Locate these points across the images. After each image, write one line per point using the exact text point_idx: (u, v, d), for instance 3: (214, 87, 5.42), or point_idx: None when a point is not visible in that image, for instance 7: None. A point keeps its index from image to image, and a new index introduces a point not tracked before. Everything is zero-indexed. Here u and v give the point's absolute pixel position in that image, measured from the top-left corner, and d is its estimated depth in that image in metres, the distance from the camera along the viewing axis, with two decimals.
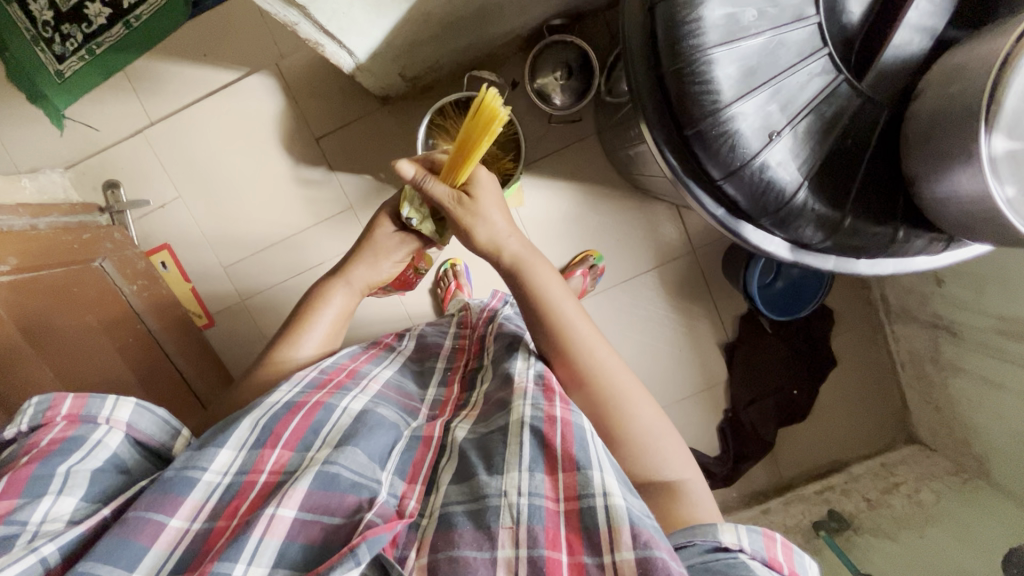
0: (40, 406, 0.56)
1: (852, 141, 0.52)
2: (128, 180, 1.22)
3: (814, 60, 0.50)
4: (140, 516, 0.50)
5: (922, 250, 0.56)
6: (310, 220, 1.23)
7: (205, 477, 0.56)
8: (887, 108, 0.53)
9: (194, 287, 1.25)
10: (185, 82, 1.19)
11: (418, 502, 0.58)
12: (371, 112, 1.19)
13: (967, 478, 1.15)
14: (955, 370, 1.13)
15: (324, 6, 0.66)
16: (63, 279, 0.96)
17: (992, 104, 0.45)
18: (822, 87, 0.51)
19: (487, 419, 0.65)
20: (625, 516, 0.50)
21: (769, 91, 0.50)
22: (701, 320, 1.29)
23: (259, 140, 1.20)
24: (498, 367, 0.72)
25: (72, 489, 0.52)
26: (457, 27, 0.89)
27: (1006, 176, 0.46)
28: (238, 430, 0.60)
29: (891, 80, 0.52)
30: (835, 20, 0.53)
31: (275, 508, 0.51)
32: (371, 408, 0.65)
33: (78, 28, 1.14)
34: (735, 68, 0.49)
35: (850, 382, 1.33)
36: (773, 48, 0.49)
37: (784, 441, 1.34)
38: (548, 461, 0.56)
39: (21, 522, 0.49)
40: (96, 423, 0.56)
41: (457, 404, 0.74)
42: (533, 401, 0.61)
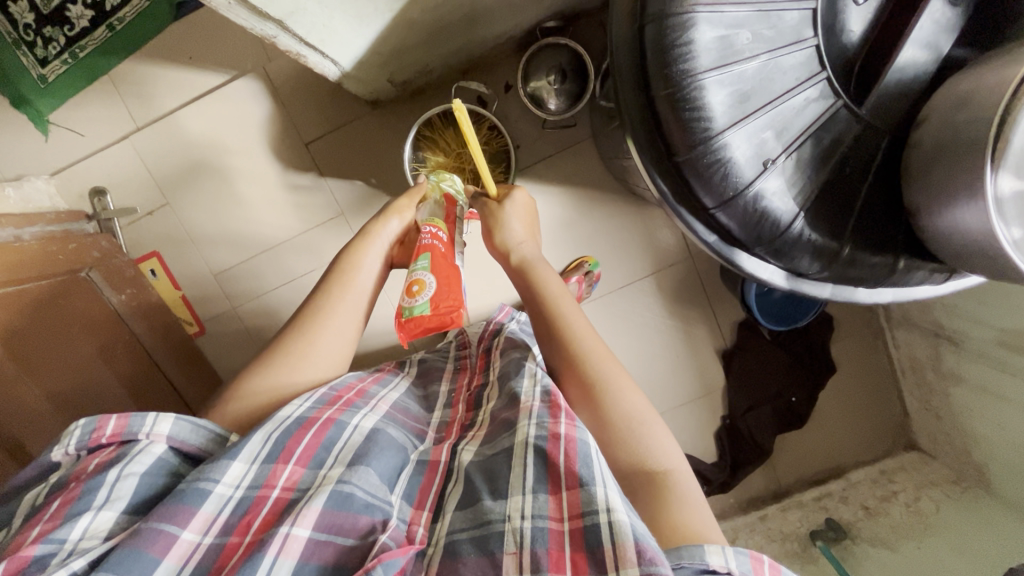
0: (86, 429, 0.54)
1: (851, 170, 0.50)
2: (115, 187, 1.20)
3: (811, 85, 0.48)
4: (155, 527, 0.48)
5: (924, 281, 0.54)
6: (300, 226, 1.21)
7: (217, 489, 0.53)
8: (888, 135, 0.50)
9: (184, 296, 1.23)
10: (170, 86, 1.16)
11: (425, 530, 0.56)
12: (361, 116, 1.16)
13: (967, 487, 1.14)
14: (955, 379, 1.12)
15: (303, 19, 0.62)
16: (49, 290, 0.94)
17: (998, 141, 0.43)
18: (819, 112, 0.48)
19: (491, 441, 0.63)
20: (630, 532, 0.47)
21: (764, 117, 0.47)
22: (699, 326, 1.27)
23: (247, 146, 1.18)
24: (504, 388, 0.70)
25: (113, 503, 0.50)
26: (445, 32, 0.86)
27: (1011, 218, 0.44)
28: (250, 443, 0.57)
29: (891, 104, 0.50)
30: (835, 40, 0.50)
31: (290, 527, 0.50)
32: (381, 427, 0.64)
33: (61, 31, 1.11)
34: (727, 94, 0.46)
35: (849, 388, 1.31)
36: (767, 72, 0.47)
37: (781, 447, 1.33)
38: (552, 481, 0.54)
39: (60, 540, 0.46)
40: (138, 439, 0.54)
41: (463, 425, 0.72)
42: (537, 421, 0.59)
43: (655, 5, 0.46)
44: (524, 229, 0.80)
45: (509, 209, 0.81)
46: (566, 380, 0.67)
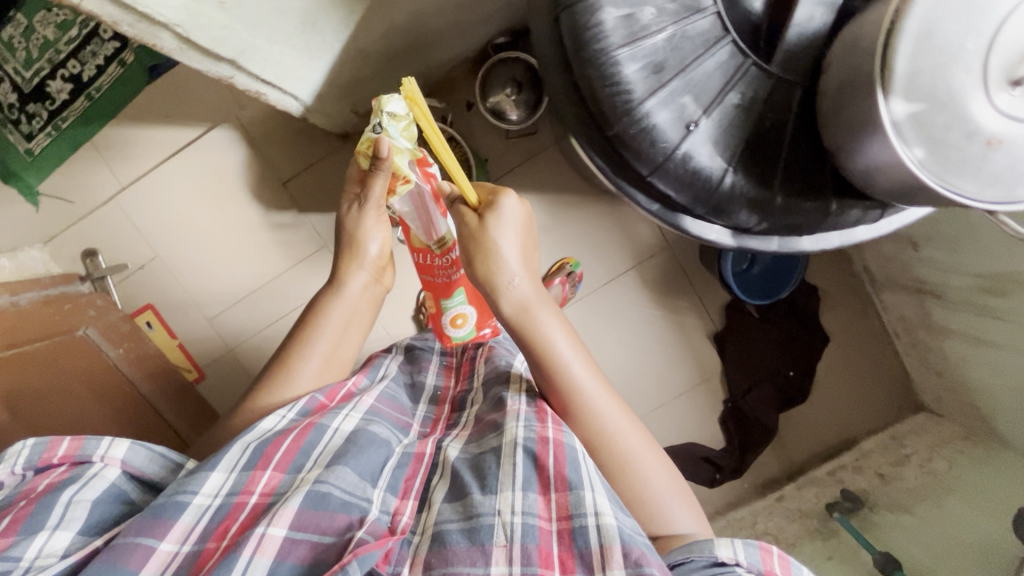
0: (35, 449, 0.54)
1: (771, 123, 0.52)
2: (106, 247, 1.24)
3: (719, 48, 0.51)
4: (128, 541, 0.49)
5: (859, 220, 0.56)
6: (286, 262, 1.24)
7: (195, 500, 0.54)
8: (802, 85, 0.53)
9: (181, 343, 1.26)
10: (150, 144, 1.22)
11: (410, 519, 0.58)
12: (334, 150, 1.21)
13: (978, 441, 1.12)
14: (947, 333, 1.11)
15: (256, 56, 0.66)
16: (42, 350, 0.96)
17: (885, 70, 0.46)
18: (731, 73, 0.51)
19: (479, 439, 0.64)
20: (617, 535, 0.51)
21: (680, 83, 0.50)
22: (687, 313, 1.29)
23: (229, 192, 1.22)
24: (491, 392, 0.73)
25: (69, 523, 0.50)
26: (398, 59, 0.91)
27: (911, 137, 0.46)
28: (228, 453, 0.58)
29: (800, 56, 0.52)
30: (737, 8, 0.54)
31: (265, 527, 0.51)
32: (362, 426, 0.64)
33: (42, 106, 1.17)
34: (642, 66, 0.49)
35: (847, 357, 1.31)
36: (677, 42, 0.50)
37: (787, 425, 1.32)
38: (541, 482, 0.56)
39: (15, 559, 0.47)
40: (92, 462, 0.54)
41: (447, 423, 0.75)
42: (525, 423, 0.61)
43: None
44: (517, 252, 0.67)
45: (496, 226, 0.67)
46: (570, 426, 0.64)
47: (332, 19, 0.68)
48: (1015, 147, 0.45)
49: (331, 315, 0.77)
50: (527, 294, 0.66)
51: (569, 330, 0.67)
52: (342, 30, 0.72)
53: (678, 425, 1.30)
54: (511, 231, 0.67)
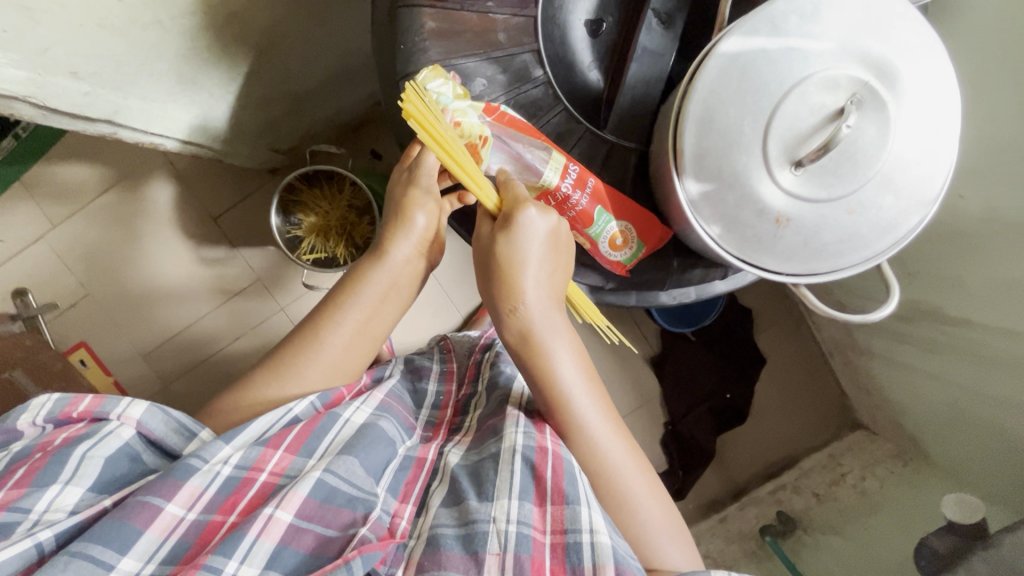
0: (58, 404, 0.57)
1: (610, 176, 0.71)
2: (36, 286, 1.23)
3: (554, 115, 0.69)
4: (140, 499, 0.51)
5: (704, 278, 0.71)
6: (221, 296, 1.24)
7: (206, 467, 0.56)
8: (638, 149, 0.71)
9: (117, 380, 1.25)
10: (79, 182, 1.21)
11: (408, 523, 0.61)
12: (264, 185, 1.21)
13: (908, 460, 1.14)
14: (870, 355, 1.13)
15: (135, 114, 0.66)
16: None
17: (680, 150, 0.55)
18: (566, 133, 0.69)
19: (479, 445, 0.68)
20: (610, 554, 0.54)
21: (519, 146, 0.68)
22: (624, 338, 1.29)
23: (162, 228, 1.22)
24: (493, 395, 0.78)
25: (80, 479, 0.52)
26: (305, 103, 0.91)
27: (707, 214, 0.55)
28: (247, 429, 0.61)
29: (632, 120, 0.70)
30: (581, 82, 0.74)
31: (273, 509, 0.54)
32: (373, 421, 0.67)
33: None
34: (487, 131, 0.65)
35: (784, 377, 1.32)
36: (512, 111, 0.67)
37: (727, 448, 1.32)
38: (538, 494, 0.60)
39: (25, 510, 0.50)
40: (108, 420, 0.56)
41: (449, 428, 0.79)
42: (525, 430, 0.65)
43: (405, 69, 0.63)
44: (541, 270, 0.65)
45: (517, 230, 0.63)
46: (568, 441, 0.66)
47: (212, 75, 0.69)
48: (803, 223, 0.53)
49: (367, 290, 0.73)
50: (535, 304, 0.65)
51: (576, 349, 0.68)
52: (229, 83, 0.73)
53: None
54: (534, 245, 0.64)
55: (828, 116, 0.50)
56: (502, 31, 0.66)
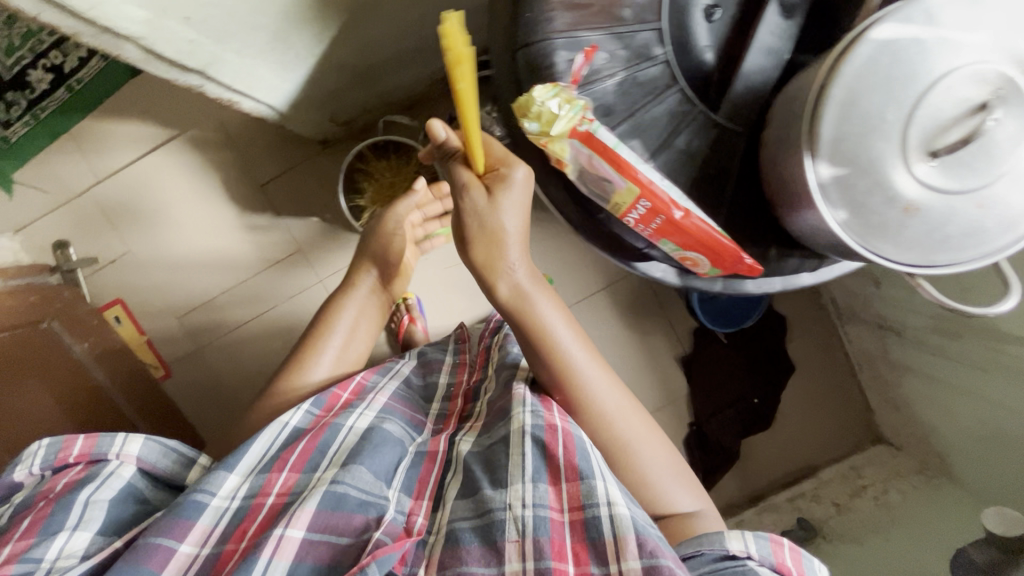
0: (51, 450, 0.64)
1: (715, 167, 0.72)
2: (77, 239, 1.23)
3: (670, 97, 0.71)
4: (151, 542, 0.56)
5: (800, 267, 0.73)
6: (259, 264, 1.24)
7: (213, 502, 0.62)
8: (743, 136, 0.72)
9: (150, 340, 1.25)
10: (127, 139, 1.21)
11: (424, 519, 0.66)
12: (312, 155, 1.21)
13: (931, 476, 1.15)
14: (903, 369, 1.14)
15: (225, 68, 0.66)
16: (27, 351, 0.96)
17: (814, 134, 0.59)
18: (673, 117, 0.71)
19: (488, 431, 0.74)
20: (630, 526, 0.57)
21: (629, 126, 0.69)
22: (656, 335, 1.30)
23: (208, 192, 1.22)
24: (501, 379, 0.83)
25: (87, 524, 0.59)
26: (375, 74, 0.91)
27: (836, 201, 0.59)
28: (244, 457, 0.67)
29: (744, 108, 0.71)
30: (691, 60, 0.72)
31: (284, 529, 0.58)
32: (379, 424, 0.74)
33: (23, 94, 1.17)
34: (601, 109, 0.67)
35: (811, 386, 1.33)
36: (629, 89, 0.69)
37: (749, 452, 1.33)
38: (551, 473, 0.64)
39: (36, 560, 0.55)
40: (107, 459, 0.64)
41: (459, 417, 0.85)
42: (532, 411, 0.69)
43: (524, 38, 0.64)
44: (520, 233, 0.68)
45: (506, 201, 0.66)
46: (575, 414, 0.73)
47: (304, 35, 0.69)
48: (930, 215, 0.56)
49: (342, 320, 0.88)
50: (522, 282, 0.70)
51: (567, 317, 0.73)
52: (316, 46, 0.73)
53: None
54: (521, 214, 0.67)
55: (972, 108, 0.53)
56: (628, 7, 0.67)
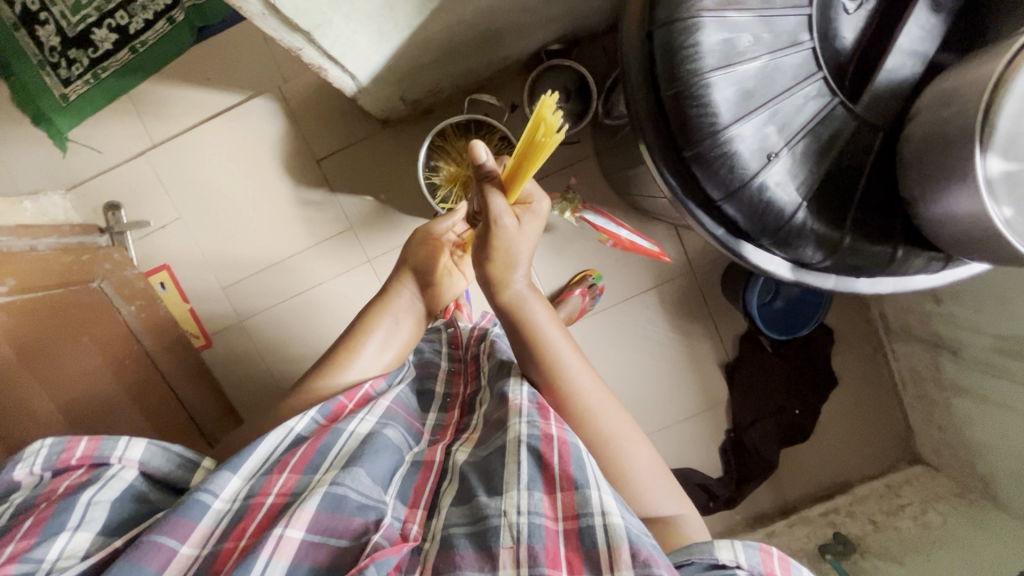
0: (53, 449, 0.56)
1: (848, 164, 0.51)
2: (128, 202, 1.22)
3: (809, 83, 0.50)
4: (153, 540, 0.50)
5: (922, 269, 0.56)
6: (308, 240, 1.23)
7: (216, 504, 0.55)
8: (881, 131, 0.53)
9: (192, 308, 1.25)
10: (186, 105, 1.21)
11: (420, 527, 0.57)
12: (372, 134, 1.20)
13: (972, 498, 1.14)
14: (956, 389, 1.13)
15: (329, 32, 0.65)
16: (77, 309, 0.97)
17: (986, 125, 0.46)
18: (818, 109, 0.50)
19: (486, 441, 0.64)
20: (624, 535, 0.51)
21: (767, 113, 0.49)
22: (701, 339, 1.29)
23: (263, 164, 1.22)
24: (495, 386, 0.71)
25: (88, 524, 0.52)
26: (456, 53, 0.91)
27: (1002, 196, 0.47)
28: (247, 456, 0.59)
29: (882, 104, 0.53)
30: (829, 44, 0.54)
31: (283, 528, 0.51)
32: (378, 429, 0.63)
33: (85, 53, 1.16)
34: (733, 91, 0.48)
35: (853, 401, 1.31)
36: (768, 72, 0.49)
37: (785, 463, 1.32)
38: (546, 481, 0.56)
39: (37, 560, 0.48)
40: (109, 463, 0.56)
41: (458, 428, 0.72)
42: (527, 420, 0.61)
43: (664, 9, 0.48)
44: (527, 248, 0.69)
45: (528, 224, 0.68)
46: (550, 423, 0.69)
47: (409, 5, 0.68)
48: None
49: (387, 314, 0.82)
50: (524, 290, 0.71)
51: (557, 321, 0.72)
52: (415, 17, 0.72)
53: (679, 449, 1.30)
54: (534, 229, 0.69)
55: None
56: None
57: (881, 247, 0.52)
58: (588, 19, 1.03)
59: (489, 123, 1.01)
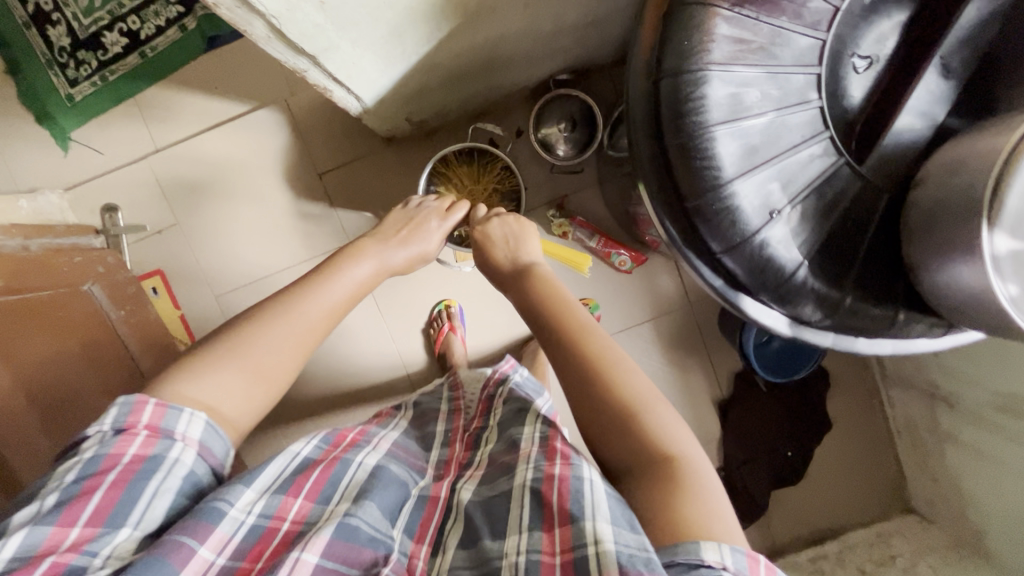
0: (122, 411, 0.53)
1: (854, 221, 0.52)
2: (125, 205, 1.22)
3: (814, 143, 0.50)
4: (175, 539, 0.48)
5: (921, 334, 0.56)
6: (305, 253, 1.22)
7: (231, 511, 0.52)
8: (888, 190, 0.53)
9: (184, 315, 1.23)
10: (191, 111, 1.20)
11: (425, 562, 0.55)
12: (376, 151, 1.20)
13: (965, 555, 1.11)
14: (951, 441, 1.11)
15: (335, 57, 0.65)
16: (68, 313, 0.96)
17: (995, 200, 0.45)
18: (820, 169, 0.51)
19: (491, 481, 0.62)
20: (616, 560, 0.47)
21: (771, 170, 0.49)
22: (695, 374, 1.27)
23: (265, 174, 1.21)
24: (505, 433, 0.68)
25: (146, 520, 0.50)
26: (463, 79, 0.91)
27: (1009, 274, 0.46)
28: (263, 474, 0.57)
29: (894, 163, 0.54)
30: (836, 103, 0.56)
31: (300, 552, 0.49)
32: (382, 464, 0.63)
33: (94, 55, 1.17)
34: (738, 147, 0.48)
35: (846, 446, 1.30)
36: (775, 130, 0.49)
37: (778, 505, 1.30)
38: (546, 518, 0.54)
39: (92, 553, 0.47)
40: (173, 440, 0.54)
41: (461, 464, 0.71)
42: (534, 464, 0.58)
43: (671, 58, 0.48)
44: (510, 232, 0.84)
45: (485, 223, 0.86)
46: (569, 381, 0.66)
47: (417, 34, 0.68)
48: None
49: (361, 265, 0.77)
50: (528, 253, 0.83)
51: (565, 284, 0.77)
52: (423, 44, 0.72)
53: None
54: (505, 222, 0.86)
55: None
56: None
57: (881, 309, 0.52)
58: (597, 52, 1.03)
59: (491, 152, 1.03)
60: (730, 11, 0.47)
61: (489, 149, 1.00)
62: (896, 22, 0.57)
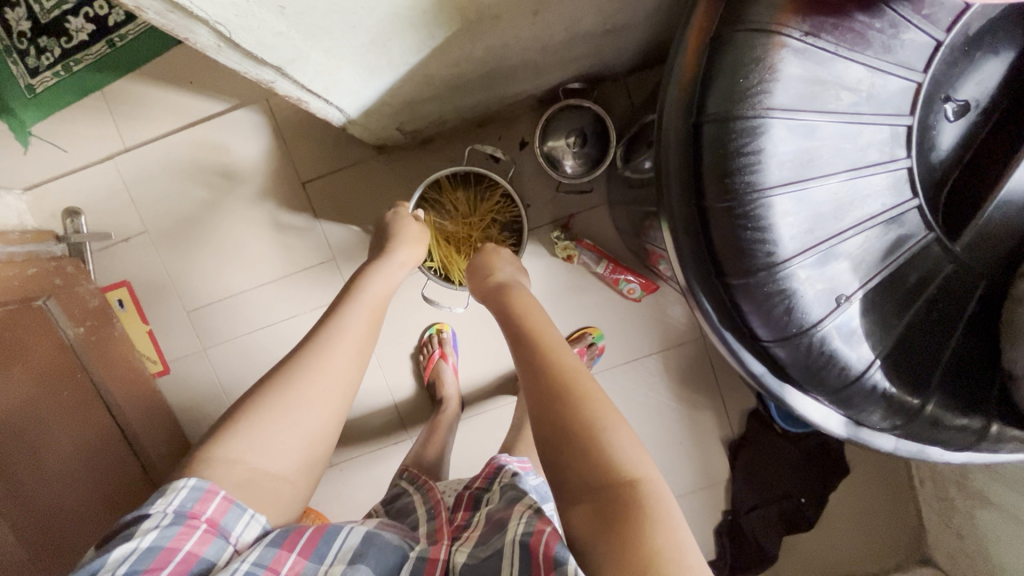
0: (191, 494, 0.48)
1: (938, 315, 0.53)
2: (91, 210, 1.11)
3: (870, 227, 0.50)
4: None
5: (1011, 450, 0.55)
6: (286, 269, 1.12)
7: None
8: (985, 278, 0.53)
9: (151, 331, 1.14)
10: (163, 108, 1.09)
11: None
12: (366, 159, 1.10)
13: None
14: (983, 500, 1.02)
15: (306, 67, 0.55)
16: (15, 334, 0.83)
17: None
18: (878, 254, 0.51)
19: (487, 539, 0.50)
20: None
21: (827, 252, 0.49)
22: (705, 411, 1.18)
23: (243, 181, 1.11)
24: (509, 491, 0.58)
25: None
26: (462, 89, 0.80)
27: None
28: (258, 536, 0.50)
29: (987, 242, 0.53)
30: (925, 157, 0.54)
31: None
32: (377, 529, 0.53)
33: (57, 42, 1.05)
34: (799, 229, 0.48)
35: (864, 493, 1.21)
36: (835, 212, 0.49)
37: (786, 552, 1.21)
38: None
39: None
40: (226, 542, 0.47)
41: (457, 528, 0.57)
42: (526, 519, 0.49)
43: (715, 103, 0.47)
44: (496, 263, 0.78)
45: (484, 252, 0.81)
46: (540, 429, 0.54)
47: (407, 41, 0.58)
48: None
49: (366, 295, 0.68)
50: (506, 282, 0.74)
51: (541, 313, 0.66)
52: (412, 54, 0.61)
53: None
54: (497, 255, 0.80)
55: None
56: (908, 33, 0.48)
57: (966, 421, 0.53)
58: (612, 61, 0.92)
59: (490, 177, 0.94)
60: (800, 42, 0.46)
61: (486, 174, 0.91)
62: (1002, 63, 0.53)
